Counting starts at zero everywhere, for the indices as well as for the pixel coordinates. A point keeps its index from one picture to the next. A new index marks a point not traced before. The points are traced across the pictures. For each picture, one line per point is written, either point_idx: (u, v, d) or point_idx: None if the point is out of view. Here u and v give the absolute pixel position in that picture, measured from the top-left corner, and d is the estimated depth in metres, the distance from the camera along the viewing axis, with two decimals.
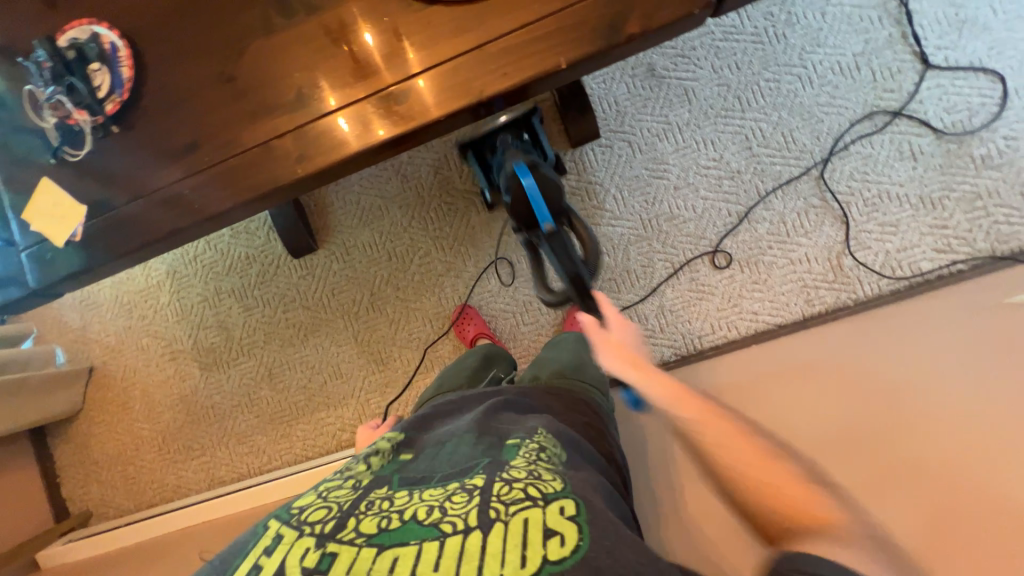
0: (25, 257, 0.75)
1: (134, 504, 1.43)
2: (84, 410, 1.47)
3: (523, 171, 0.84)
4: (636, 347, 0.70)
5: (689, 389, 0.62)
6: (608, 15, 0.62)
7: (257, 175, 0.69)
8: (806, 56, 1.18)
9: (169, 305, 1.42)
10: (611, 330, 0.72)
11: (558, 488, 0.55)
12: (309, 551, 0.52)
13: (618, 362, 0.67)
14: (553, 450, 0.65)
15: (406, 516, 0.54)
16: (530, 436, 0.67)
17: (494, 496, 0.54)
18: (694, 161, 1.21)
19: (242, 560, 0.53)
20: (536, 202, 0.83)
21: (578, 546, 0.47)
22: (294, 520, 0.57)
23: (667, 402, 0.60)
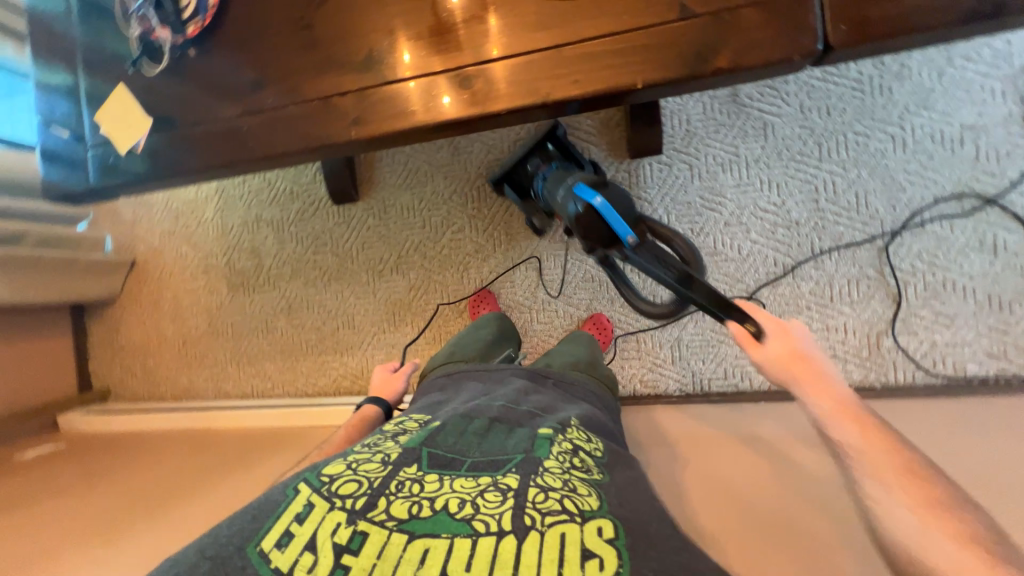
0: (90, 156, 0.80)
1: (148, 394, 1.55)
2: (121, 297, 1.58)
3: (593, 193, 0.78)
4: (812, 353, 0.67)
5: (868, 418, 0.61)
6: (699, 43, 0.58)
7: (311, 127, 0.70)
8: (906, 116, 1.08)
9: (212, 221, 1.49)
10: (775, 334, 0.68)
11: (596, 506, 0.53)
12: (341, 527, 0.52)
13: (789, 378, 0.66)
14: (589, 447, 0.67)
15: (437, 506, 0.54)
16: (562, 431, 0.68)
17: (529, 502, 0.53)
18: (753, 201, 1.15)
19: (274, 524, 0.54)
20: (613, 218, 0.76)
21: (618, 569, 0.45)
22: (325, 489, 0.57)
23: (843, 426, 0.61)
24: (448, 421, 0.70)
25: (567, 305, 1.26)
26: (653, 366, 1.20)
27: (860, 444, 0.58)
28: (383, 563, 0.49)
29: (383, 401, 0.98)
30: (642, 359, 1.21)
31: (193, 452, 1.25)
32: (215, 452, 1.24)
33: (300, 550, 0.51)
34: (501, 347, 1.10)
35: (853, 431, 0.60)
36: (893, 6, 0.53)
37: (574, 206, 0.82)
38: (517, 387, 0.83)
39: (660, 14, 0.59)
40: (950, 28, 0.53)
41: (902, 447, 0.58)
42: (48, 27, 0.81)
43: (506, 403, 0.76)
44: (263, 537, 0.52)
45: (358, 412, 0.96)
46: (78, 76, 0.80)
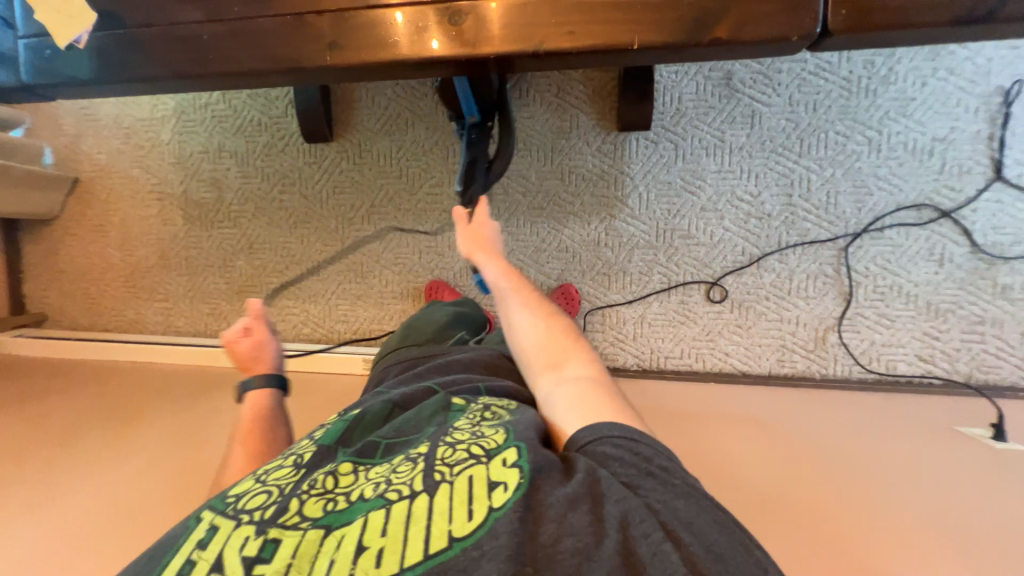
0: (22, 48, 0.70)
1: (89, 324, 1.46)
2: (63, 218, 1.46)
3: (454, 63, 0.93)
4: (494, 239, 0.85)
5: (523, 281, 0.81)
6: (702, 7, 0.55)
7: (281, 46, 0.63)
8: (886, 122, 1.10)
9: (168, 145, 1.37)
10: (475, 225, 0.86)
11: (501, 440, 0.55)
12: (250, 540, 0.49)
13: (475, 253, 0.83)
14: (498, 407, 0.66)
15: (352, 497, 0.53)
16: (473, 400, 0.68)
17: (438, 459, 0.54)
18: (730, 189, 1.16)
19: (173, 556, 0.50)
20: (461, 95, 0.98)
21: (519, 486, 0.49)
22: (230, 509, 0.54)
23: (506, 287, 0.79)
24: (366, 411, 0.70)
25: (538, 272, 1.24)
26: (616, 340, 1.23)
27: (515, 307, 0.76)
28: (300, 562, 0.47)
29: (270, 377, 0.88)
30: (606, 332, 1.23)
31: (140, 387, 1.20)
32: (162, 390, 1.19)
33: (206, 574, 0.47)
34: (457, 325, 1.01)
35: (509, 283, 0.79)
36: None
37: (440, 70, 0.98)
38: (451, 365, 0.81)
39: None
40: (941, 29, 0.53)
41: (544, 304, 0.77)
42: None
43: (436, 381, 0.76)
44: (163, 574, 0.48)
45: (244, 403, 0.86)
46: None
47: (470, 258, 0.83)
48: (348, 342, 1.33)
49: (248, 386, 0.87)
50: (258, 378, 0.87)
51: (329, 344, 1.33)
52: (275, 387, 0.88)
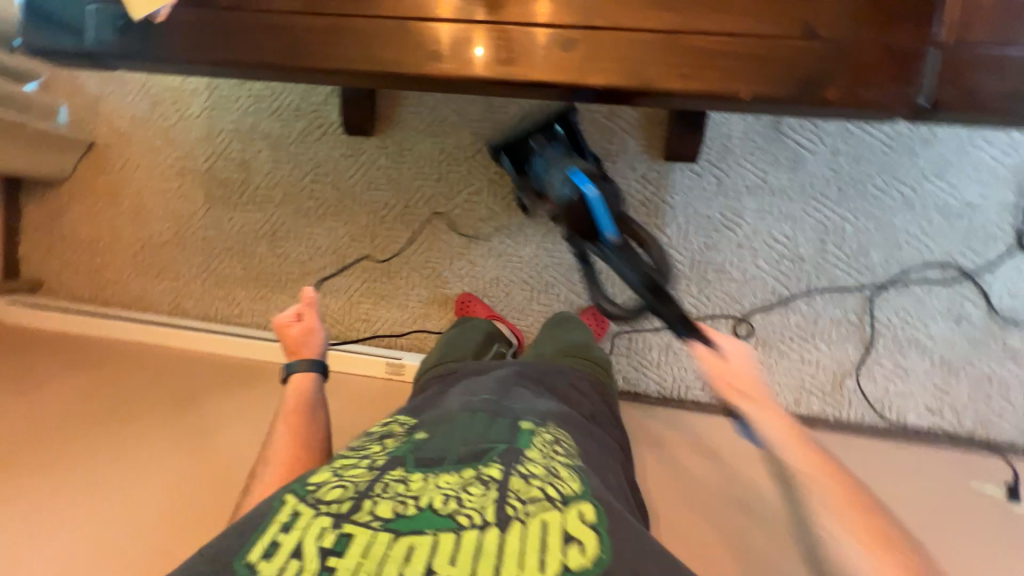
0: (91, 13, 0.65)
1: (89, 296, 1.38)
2: (72, 181, 1.38)
3: (583, 180, 0.87)
4: (762, 379, 0.69)
5: (816, 447, 0.65)
6: (812, 68, 0.56)
7: (377, 49, 0.61)
8: (922, 182, 1.15)
9: (198, 119, 1.31)
10: (732, 355, 0.70)
11: (576, 490, 0.54)
12: (326, 531, 0.49)
13: (739, 396, 0.68)
14: (568, 439, 0.66)
15: (423, 505, 0.51)
16: (541, 426, 0.65)
17: (511, 492, 0.52)
18: (768, 229, 1.19)
19: (257, 534, 0.50)
20: (599, 208, 0.84)
21: (596, 555, 0.47)
22: (309, 497, 0.53)
23: (796, 458, 0.63)
24: (433, 421, 0.67)
25: (569, 291, 1.25)
26: (639, 366, 1.23)
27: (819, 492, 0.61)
28: (369, 564, 0.46)
29: (313, 362, 0.84)
30: (630, 357, 1.24)
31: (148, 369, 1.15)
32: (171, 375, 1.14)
33: (286, 557, 0.47)
34: (493, 344, 1.06)
35: (798, 452, 0.64)
36: (997, 83, 0.55)
37: (564, 190, 0.88)
38: (504, 377, 0.79)
39: (784, 26, 0.57)
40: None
41: (854, 486, 0.62)
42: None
43: (491, 395, 0.73)
44: (247, 550, 0.48)
45: (289, 386, 0.83)
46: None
47: (737, 405, 0.68)
48: (366, 342, 1.29)
49: (292, 369, 0.84)
50: (300, 362, 0.84)
51: (347, 342, 1.29)
52: (319, 373, 0.84)
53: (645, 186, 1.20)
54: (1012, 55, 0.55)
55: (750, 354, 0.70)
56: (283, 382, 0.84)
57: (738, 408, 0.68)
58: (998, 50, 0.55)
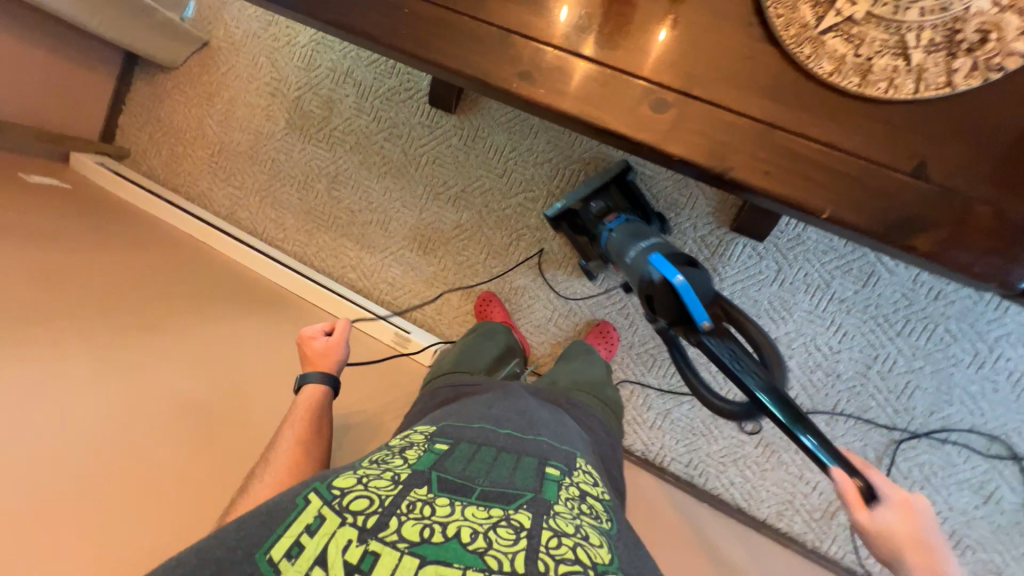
0: None
1: (163, 179, 1.50)
2: (180, 72, 1.48)
3: (674, 271, 0.70)
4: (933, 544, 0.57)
5: None
6: (908, 211, 0.51)
7: (472, 53, 0.61)
8: (1001, 343, 1.04)
9: (302, 49, 1.37)
10: (892, 513, 0.57)
11: (607, 561, 0.52)
12: (353, 545, 0.49)
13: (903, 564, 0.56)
14: (595, 492, 0.66)
15: (450, 534, 0.51)
16: (568, 475, 0.66)
17: (541, 546, 0.51)
18: (812, 335, 1.11)
19: (285, 531, 0.51)
20: (691, 301, 0.68)
21: None
22: (336, 503, 0.54)
23: None
24: (456, 446, 0.67)
25: (589, 324, 1.24)
26: (633, 422, 1.20)
27: None
28: None
29: (328, 377, 0.91)
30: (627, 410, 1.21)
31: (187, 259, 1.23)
32: (206, 272, 1.23)
33: (311, 563, 0.48)
34: (506, 361, 1.11)
35: None
36: None
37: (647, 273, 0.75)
38: (525, 409, 0.79)
39: (894, 158, 0.52)
40: None
41: None
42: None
43: (513, 430, 0.72)
44: (274, 546, 0.50)
45: (303, 395, 0.90)
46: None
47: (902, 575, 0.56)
48: (384, 305, 1.34)
49: (308, 380, 0.90)
50: (316, 373, 0.91)
51: (366, 299, 1.34)
52: (331, 386, 0.91)
53: (703, 253, 1.15)
54: None
55: (915, 508, 0.58)
56: (297, 392, 0.91)
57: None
58: None
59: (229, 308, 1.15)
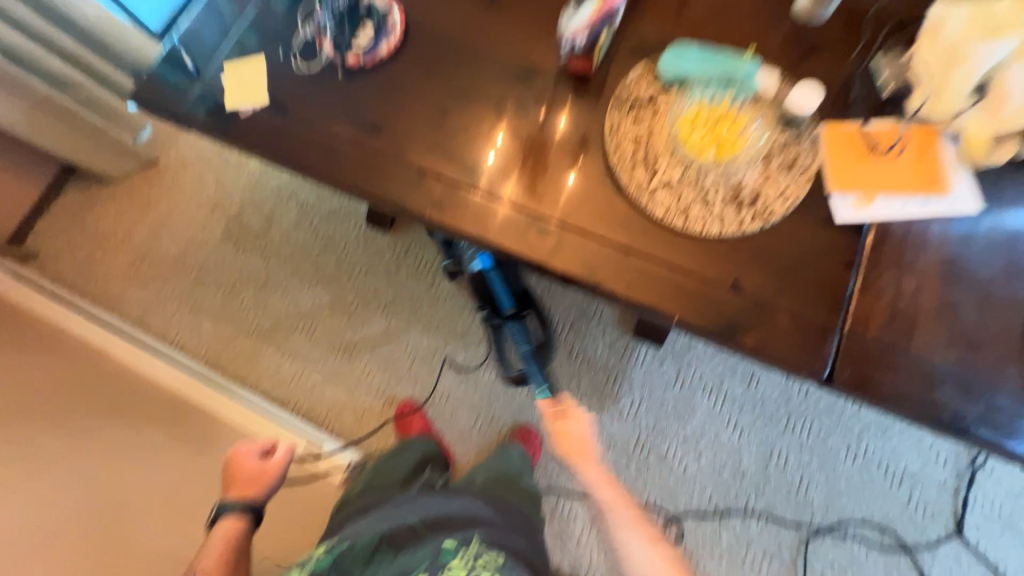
0: (197, 92, 0.82)
1: (71, 282, 1.43)
2: (119, 184, 1.53)
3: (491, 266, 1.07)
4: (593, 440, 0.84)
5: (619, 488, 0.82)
6: (735, 316, 0.66)
7: (396, 188, 0.75)
8: (867, 435, 1.18)
9: (251, 172, 1.49)
10: (564, 422, 0.85)
11: None
12: None
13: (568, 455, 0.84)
14: (490, 555, 0.73)
15: None
16: (462, 543, 0.74)
17: None
18: (714, 433, 1.21)
19: None
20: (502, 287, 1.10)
21: None
22: None
23: (606, 500, 0.81)
24: (353, 545, 0.74)
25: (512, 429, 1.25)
26: (560, 537, 1.16)
27: (630, 533, 0.78)
28: None
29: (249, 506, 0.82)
30: (552, 524, 1.16)
31: (80, 357, 1.14)
32: (94, 376, 1.11)
33: None
34: (425, 469, 1.05)
35: (609, 495, 0.81)
36: (890, 379, 0.64)
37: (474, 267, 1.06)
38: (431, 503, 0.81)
39: (720, 276, 0.67)
40: (922, 420, 0.63)
41: (646, 520, 0.80)
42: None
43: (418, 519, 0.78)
44: None
45: (216, 531, 0.79)
46: (244, 13, 0.85)
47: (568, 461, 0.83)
48: (298, 415, 1.27)
49: (222, 514, 0.81)
50: (233, 504, 0.82)
51: (281, 409, 1.27)
52: (251, 518, 0.82)
53: (612, 358, 1.26)
54: (905, 361, 0.64)
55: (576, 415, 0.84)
56: (211, 527, 0.81)
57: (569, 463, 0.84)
58: (893, 352, 0.64)
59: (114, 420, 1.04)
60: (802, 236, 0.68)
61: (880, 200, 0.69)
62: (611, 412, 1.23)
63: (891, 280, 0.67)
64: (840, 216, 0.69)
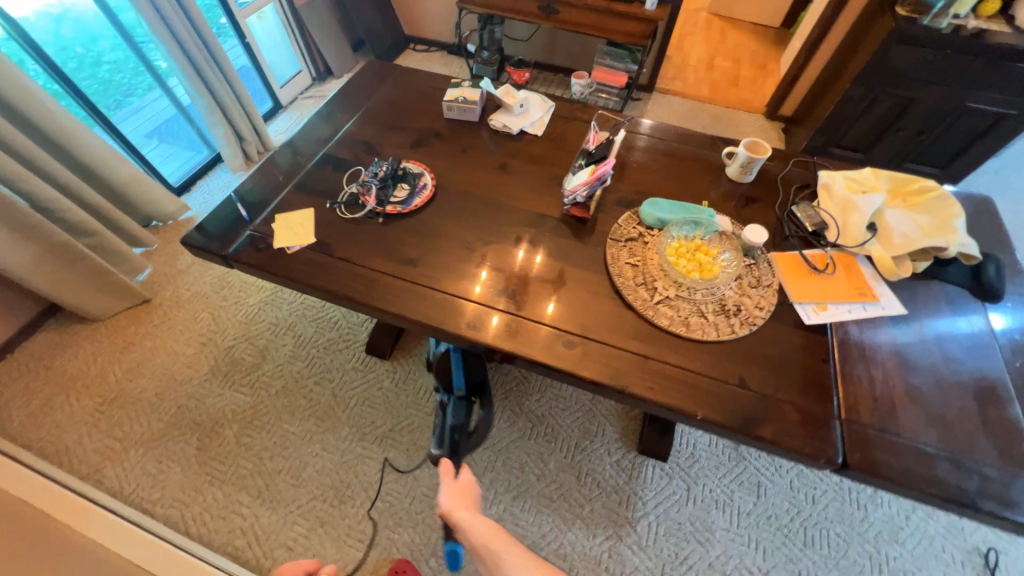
0: (245, 235, 0.92)
1: (17, 433, 1.28)
2: (101, 323, 1.49)
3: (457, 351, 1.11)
4: (476, 498, 0.86)
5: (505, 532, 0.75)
6: (750, 410, 0.74)
7: (430, 310, 0.83)
8: (882, 542, 1.17)
9: (249, 307, 1.53)
10: (453, 484, 0.86)
11: None
12: None
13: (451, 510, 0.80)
14: None
15: None
16: None
17: None
18: (739, 556, 1.15)
19: None
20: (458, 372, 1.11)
21: None
22: None
23: (491, 540, 0.73)
24: None
25: None
26: None
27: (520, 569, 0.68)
28: None
29: None
30: None
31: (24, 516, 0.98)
32: (37, 535, 0.93)
33: None
34: None
35: (494, 536, 0.74)
36: (897, 461, 0.71)
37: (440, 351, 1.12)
38: None
39: (726, 375, 0.77)
40: (933, 499, 0.69)
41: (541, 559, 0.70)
42: (289, 149, 1.07)
43: None
44: None
45: None
46: (294, 176, 1.02)
47: (446, 511, 0.80)
48: None
49: None
50: None
51: (252, 575, 1.09)
52: None
53: (621, 477, 1.24)
54: (900, 442, 0.72)
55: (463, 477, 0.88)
56: None
57: (447, 514, 0.80)
58: (887, 435, 0.73)
59: (59, 568, 0.85)
60: (783, 338, 0.82)
61: (832, 305, 0.86)
62: (631, 540, 1.16)
63: (863, 370, 0.79)
64: (808, 319, 0.84)
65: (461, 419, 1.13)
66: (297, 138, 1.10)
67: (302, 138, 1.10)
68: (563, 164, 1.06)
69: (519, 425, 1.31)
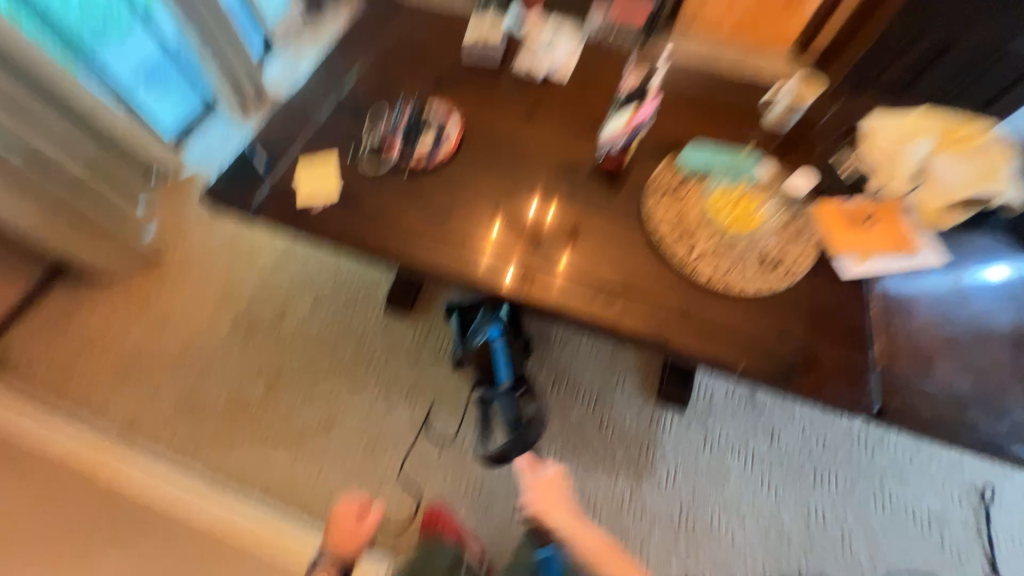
0: (269, 190, 0.89)
1: (49, 390, 1.31)
2: (113, 281, 1.47)
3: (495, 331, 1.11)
4: (565, 494, 0.96)
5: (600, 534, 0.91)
6: (785, 361, 0.76)
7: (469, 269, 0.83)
8: (887, 481, 1.24)
9: (261, 262, 1.49)
10: (540, 480, 0.96)
11: None
12: None
13: (542, 510, 0.93)
14: None
15: None
16: None
17: None
18: (752, 496, 1.22)
19: None
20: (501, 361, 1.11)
21: None
22: None
23: (587, 544, 0.89)
24: None
25: None
26: None
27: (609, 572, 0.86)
28: None
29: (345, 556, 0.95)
30: None
31: None
32: None
33: None
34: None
35: (592, 543, 0.89)
36: (926, 407, 0.74)
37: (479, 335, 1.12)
38: None
39: (765, 327, 0.78)
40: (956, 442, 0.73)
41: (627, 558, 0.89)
42: (303, 92, 1.00)
43: None
44: None
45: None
46: (312, 124, 0.96)
47: (541, 511, 0.93)
48: (316, 524, 1.15)
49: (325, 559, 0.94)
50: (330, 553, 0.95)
51: (297, 519, 1.16)
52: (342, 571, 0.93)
53: (641, 428, 1.28)
54: (930, 389, 0.75)
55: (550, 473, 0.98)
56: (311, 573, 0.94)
57: (541, 513, 0.93)
58: (918, 382, 0.75)
59: None
60: (823, 290, 0.81)
61: (871, 259, 0.84)
62: (650, 484, 1.23)
63: (899, 322, 0.80)
64: (845, 273, 0.82)
65: (514, 412, 1.12)
66: (309, 79, 1.01)
67: (315, 78, 1.01)
68: (596, 108, 1.00)
69: (541, 380, 1.32)
